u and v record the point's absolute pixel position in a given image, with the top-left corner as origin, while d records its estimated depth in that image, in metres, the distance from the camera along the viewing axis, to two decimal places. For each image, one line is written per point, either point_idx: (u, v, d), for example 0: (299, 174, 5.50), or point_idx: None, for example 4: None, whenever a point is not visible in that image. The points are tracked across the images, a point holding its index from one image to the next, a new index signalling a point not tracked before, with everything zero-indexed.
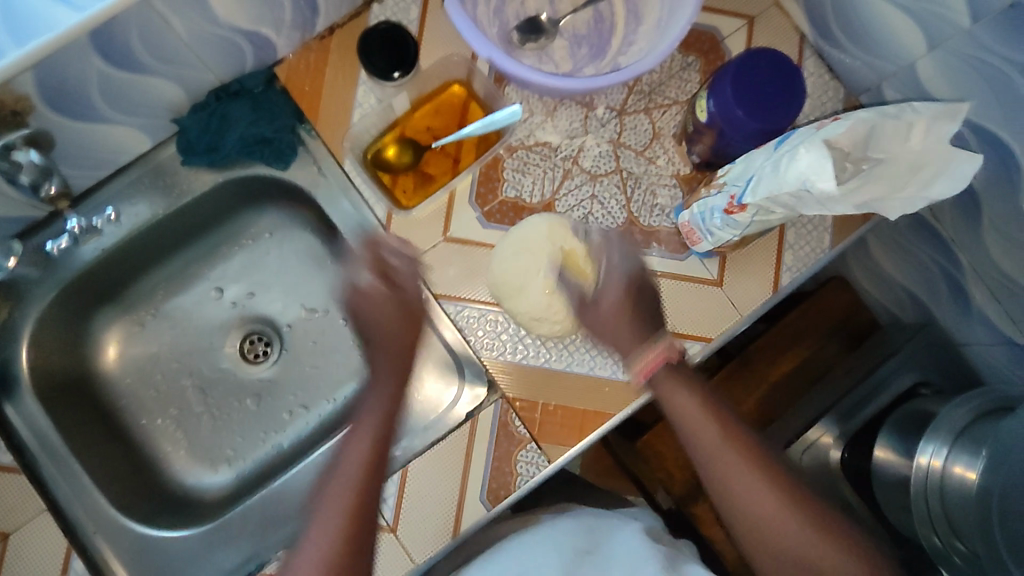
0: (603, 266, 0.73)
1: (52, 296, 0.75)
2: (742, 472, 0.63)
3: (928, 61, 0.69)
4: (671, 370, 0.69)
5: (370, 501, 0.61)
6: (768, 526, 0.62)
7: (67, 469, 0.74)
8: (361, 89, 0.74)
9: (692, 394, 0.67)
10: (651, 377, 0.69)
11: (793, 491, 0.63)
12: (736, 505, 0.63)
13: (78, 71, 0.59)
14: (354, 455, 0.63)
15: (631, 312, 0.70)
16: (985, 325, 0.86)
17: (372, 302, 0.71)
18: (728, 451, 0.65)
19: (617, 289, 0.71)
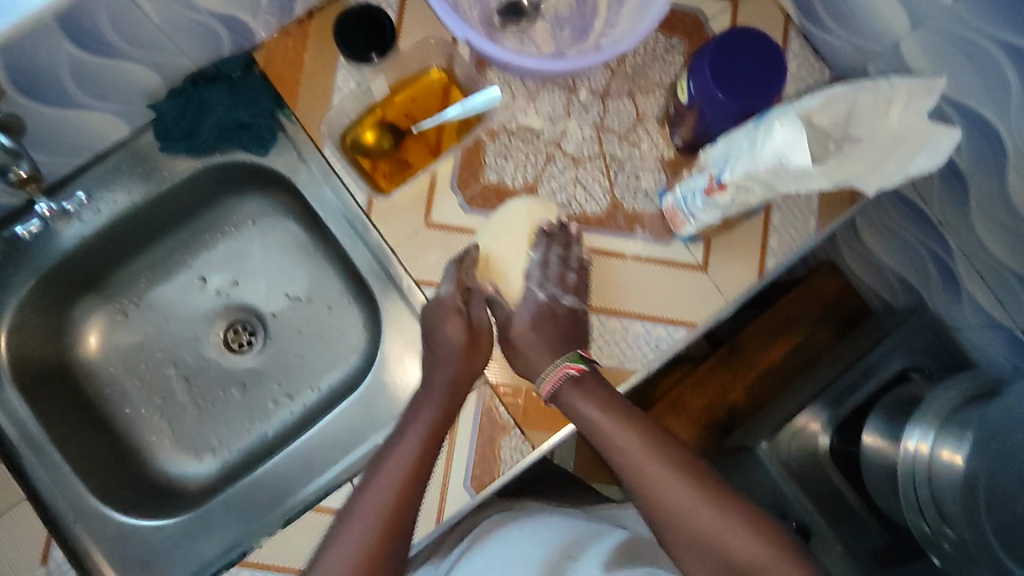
0: (527, 287, 0.72)
1: (30, 284, 0.75)
2: (664, 476, 0.61)
3: (912, 39, 0.68)
4: (580, 382, 0.67)
5: (405, 515, 0.60)
6: (696, 532, 0.59)
7: (47, 458, 0.73)
8: (341, 72, 0.73)
9: (601, 405, 0.66)
10: (559, 393, 0.68)
11: (716, 487, 0.61)
12: (660, 514, 0.61)
13: (46, 54, 0.58)
14: (399, 464, 0.63)
15: (550, 330, 0.69)
16: (975, 309, 0.85)
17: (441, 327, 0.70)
18: (631, 443, 0.64)
19: (531, 311, 0.71)
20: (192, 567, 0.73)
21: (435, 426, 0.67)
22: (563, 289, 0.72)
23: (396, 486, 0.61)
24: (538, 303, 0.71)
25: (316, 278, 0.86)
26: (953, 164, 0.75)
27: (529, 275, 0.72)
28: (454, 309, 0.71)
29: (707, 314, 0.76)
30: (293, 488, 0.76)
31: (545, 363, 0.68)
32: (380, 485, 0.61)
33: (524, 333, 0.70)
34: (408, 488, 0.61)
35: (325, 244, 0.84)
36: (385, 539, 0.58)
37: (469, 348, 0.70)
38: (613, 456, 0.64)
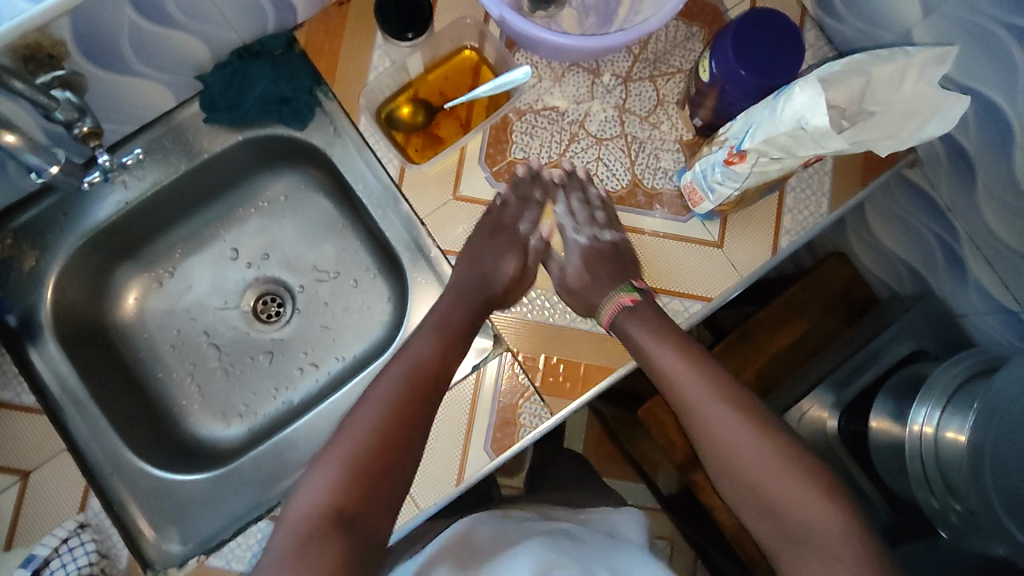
0: (569, 236, 0.80)
1: (75, 247, 0.78)
2: (712, 408, 0.68)
3: (924, 27, 0.71)
4: (636, 313, 0.74)
5: (416, 404, 0.67)
6: (742, 466, 0.66)
7: (85, 413, 0.76)
8: (377, 52, 0.78)
9: (658, 335, 0.72)
10: (616, 322, 0.75)
11: (769, 431, 0.67)
12: (706, 437, 0.68)
13: (110, 20, 0.62)
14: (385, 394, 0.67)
15: (600, 271, 0.77)
16: (981, 294, 0.88)
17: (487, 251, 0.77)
18: (691, 378, 0.70)
19: (580, 257, 0.79)
20: (222, 521, 0.76)
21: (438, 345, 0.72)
22: (600, 227, 0.78)
23: (388, 404, 0.66)
24: (582, 248, 0.79)
25: (344, 252, 0.89)
26: (957, 147, 0.78)
27: (567, 226, 0.80)
28: (518, 243, 0.80)
29: (722, 290, 0.79)
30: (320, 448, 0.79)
31: (603, 294, 0.75)
32: (396, 378, 0.68)
33: (576, 280, 0.77)
34: (396, 416, 0.65)
35: (353, 218, 0.88)
36: (399, 421, 0.65)
37: (512, 286, 0.77)
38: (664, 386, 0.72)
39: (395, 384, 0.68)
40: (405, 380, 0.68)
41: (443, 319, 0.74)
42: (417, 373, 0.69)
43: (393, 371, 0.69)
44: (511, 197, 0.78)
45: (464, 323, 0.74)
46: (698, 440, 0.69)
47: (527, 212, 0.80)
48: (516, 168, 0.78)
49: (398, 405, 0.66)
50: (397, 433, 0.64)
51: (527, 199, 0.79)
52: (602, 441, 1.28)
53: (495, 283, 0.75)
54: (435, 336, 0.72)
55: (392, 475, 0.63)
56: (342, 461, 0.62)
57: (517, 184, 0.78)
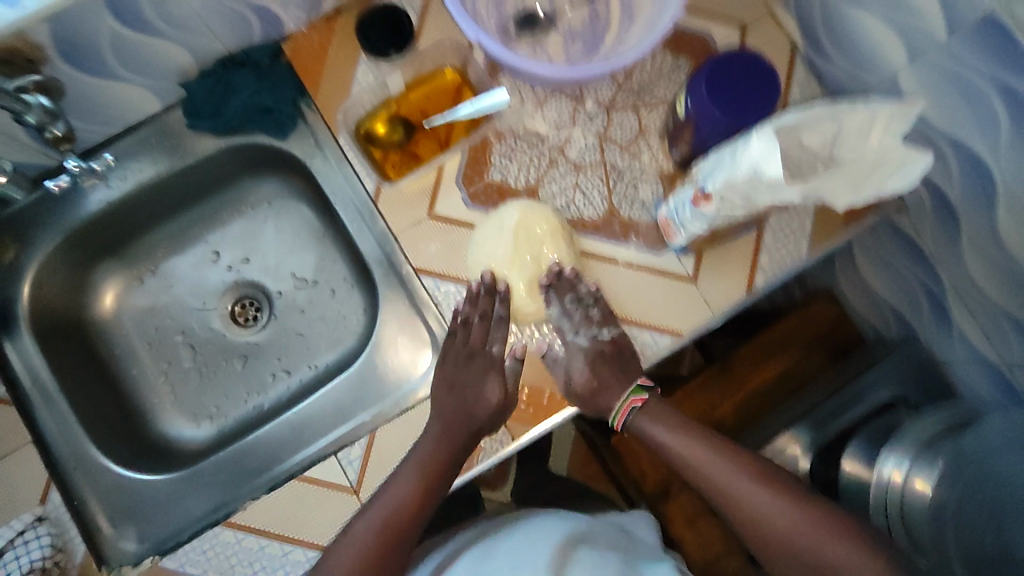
0: (567, 340, 0.75)
1: (54, 243, 0.80)
2: (745, 487, 0.64)
3: (909, 74, 0.70)
4: (648, 411, 0.72)
5: (395, 545, 0.66)
6: (800, 550, 0.61)
7: (54, 406, 0.78)
8: (361, 68, 0.78)
9: (669, 428, 0.70)
10: (630, 423, 0.73)
11: (812, 505, 0.62)
12: (750, 527, 0.63)
13: (91, 28, 0.63)
14: (377, 513, 0.67)
15: (606, 371, 0.73)
16: (965, 344, 0.84)
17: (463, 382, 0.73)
18: (712, 457, 0.67)
19: (583, 360, 0.73)
20: (178, 523, 0.76)
21: (432, 466, 0.69)
22: (597, 326, 0.74)
23: (379, 525, 0.66)
24: (583, 350, 0.73)
25: (323, 261, 0.90)
26: (942, 195, 0.76)
27: (564, 327, 0.75)
28: (498, 369, 0.74)
29: (693, 325, 0.78)
30: (281, 456, 0.79)
31: (614, 398, 0.72)
32: (376, 517, 0.67)
33: (583, 382, 0.73)
34: (387, 539, 0.66)
35: (333, 229, 0.88)
36: (378, 563, 0.65)
37: (497, 414, 0.72)
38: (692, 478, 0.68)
39: (373, 522, 0.66)
40: (384, 519, 0.67)
41: (427, 452, 0.70)
42: (393, 515, 0.67)
43: (378, 502, 0.68)
44: (471, 314, 0.74)
45: (438, 461, 0.70)
46: (745, 532, 0.64)
47: (495, 330, 0.75)
48: (472, 288, 0.74)
49: (373, 543, 0.65)
50: (373, 574, 0.64)
51: (488, 315, 0.75)
52: (588, 459, 1.13)
53: (479, 407, 0.72)
54: (416, 467, 0.69)
55: None
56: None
57: (473, 302, 0.74)
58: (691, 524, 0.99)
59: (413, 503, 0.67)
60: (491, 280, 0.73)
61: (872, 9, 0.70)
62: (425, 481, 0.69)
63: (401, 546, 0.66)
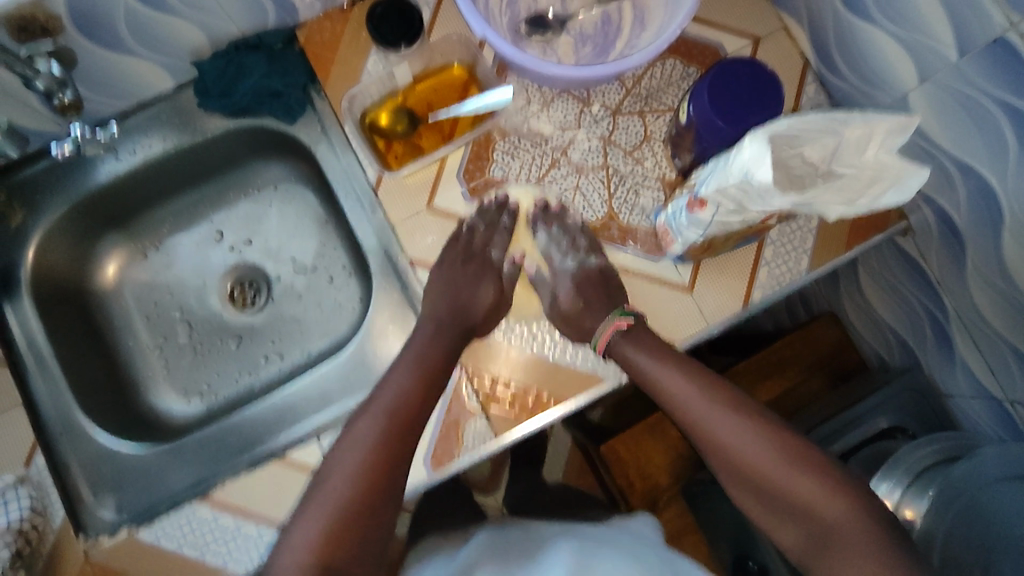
0: (555, 265, 0.77)
1: (62, 211, 0.81)
2: (728, 421, 0.64)
3: (919, 93, 0.69)
4: (631, 335, 0.71)
5: (402, 446, 0.64)
6: (771, 486, 0.61)
7: (47, 372, 0.79)
8: (371, 58, 0.79)
9: (658, 358, 0.69)
10: (613, 347, 0.72)
11: (798, 447, 0.62)
12: (728, 458, 0.64)
13: (106, 1, 0.65)
14: (373, 424, 0.65)
15: (593, 296, 0.75)
16: (968, 375, 0.81)
17: (458, 276, 0.76)
18: (702, 397, 0.66)
19: (570, 282, 0.76)
20: (159, 497, 0.77)
21: (435, 367, 0.70)
22: (585, 252, 0.76)
23: (377, 437, 0.64)
24: (573, 273, 0.76)
25: (324, 248, 0.90)
26: (949, 221, 0.74)
27: (552, 254, 0.78)
28: (494, 273, 0.78)
29: (686, 335, 0.77)
30: (265, 437, 0.79)
31: (597, 320, 0.73)
32: (375, 422, 0.65)
33: (570, 304, 0.75)
34: (395, 446, 0.64)
35: (335, 216, 0.89)
36: (375, 483, 0.61)
37: (491, 314, 0.75)
38: (674, 406, 0.68)
39: (379, 420, 0.65)
40: (392, 413, 0.66)
41: (422, 356, 0.71)
42: (396, 415, 0.66)
43: (374, 407, 0.67)
44: (479, 223, 0.78)
45: (433, 364, 0.70)
46: (720, 461, 0.64)
47: (497, 239, 0.79)
48: (484, 201, 0.78)
49: (382, 440, 0.63)
50: (385, 473, 0.62)
51: (494, 224, 0.78)
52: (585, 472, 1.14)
53: (474, 305, 0.74)
54: (411, 369, 0.70)
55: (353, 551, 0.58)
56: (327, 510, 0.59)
57: (482, 210, 0.78)
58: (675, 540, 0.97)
59: (419, 405, 0.67)
60: (505, 196, 0.78)
61: (883, 26, 0.69)
62: (424, 376, 0.69)
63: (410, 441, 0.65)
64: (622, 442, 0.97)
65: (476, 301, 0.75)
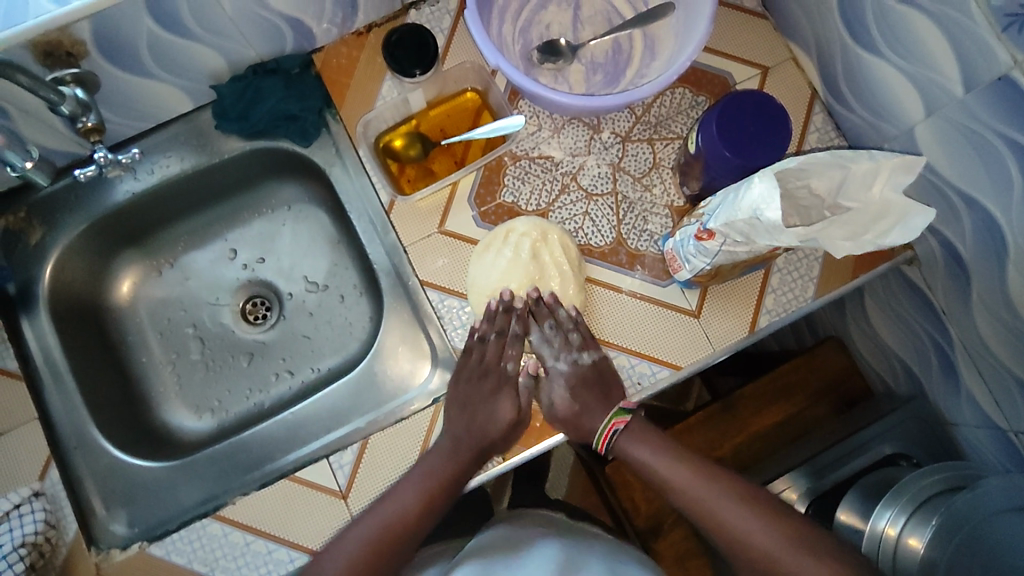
0: (549, 365, 0.76)
1: (80, 228, 0.83)
2: (730, 509, 0.66)
3: (925, 126, 0.70)
4: (631, 430, 0.74)
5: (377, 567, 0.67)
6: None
7: (62, 385, 0.80)
8: (386, 83, 0.81)
9: (657, 450, 0.72)
10: (614, 444, 0.74)
11: (808, 536, 0.63)
12: (732, 544, 0.66)
13: (131, 28, 0.66)
14: (364, 528, 0.68)
15: (587, 396, 0.74)
16: (974, 407, 0.81)
17: (466, 390, 0.75)
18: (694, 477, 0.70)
19: (564, 384, 0.74)
20: (170, 512, 0.78)
21: (446, 483, 0.71)
22: (578, 350, 0.75)
23: (366, 545, 0.67)
24: (566, 375, 0.75)
25: (335, 267, 0.92)
26: (956, 253, 0.75)
27: (546, 353, 0.77)
28: (511, 386, 0.75)
29: (692, 361, 0.78)
30: (275, 455, 0.80)
31: (596, 421, 0.73)
32: (365, 528, 0.68)
33: (565, 410, 0.73)
34: (376, 552, 0.67)
35: (347, 237, 0.90)
36: None
37: (512, 430, 0.74)
38: (678, 497, 0.70)
39: (367, 535, 0.68)
40: (380, 524, 0.68)
41: (427, 476, 0.71)
42: (385, 531, 0.68)
43: (366, 517, 0.69)
44: (487, 332, 0.76)
45: (438, 488, 0.70)
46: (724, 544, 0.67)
47: (510, 349, 0.77)
48: (490, 305, 0.75)
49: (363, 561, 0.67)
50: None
51: (505, 333, 0.76)
52: (587, 490, 1.15)
53: (487, 428, 0.72)
54: (417, 488, 0.70)
55: None
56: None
57: (492, 320, 0.75)
58: (680, 563, 0.97)
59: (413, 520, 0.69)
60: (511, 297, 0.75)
61: (890, 60, 0.70)
62: (427, 498, 0.70)
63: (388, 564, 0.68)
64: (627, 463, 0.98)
65: (496, 423, 0.73)
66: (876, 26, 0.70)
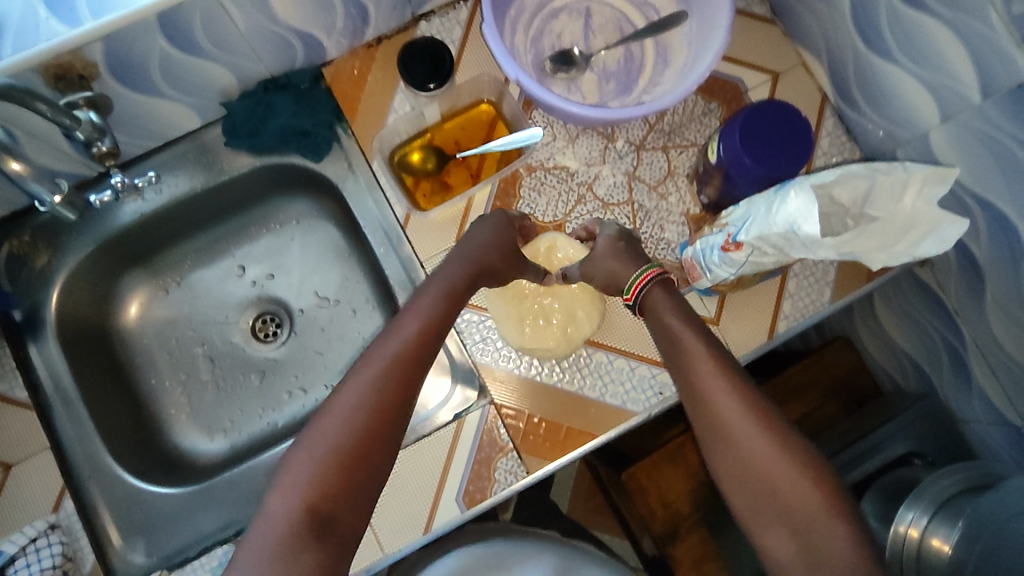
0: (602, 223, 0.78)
1: (88, 250, 0.81)
2: (720, 389, 0.63)
3: (940, 131, 0.71)
4: (666, 289, 0.72)
5: (399, 398, 0.62)
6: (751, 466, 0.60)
7: (74, 413, 0.78)
8: (398, 96, 0.80)
9: (680, 317, 0.69)
10: (642, 295, 0.72)
11: (797, 452, 0.60)
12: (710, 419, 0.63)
13: (143, 48, 0.65)
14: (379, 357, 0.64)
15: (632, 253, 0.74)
16: (984, 402, 0.81)
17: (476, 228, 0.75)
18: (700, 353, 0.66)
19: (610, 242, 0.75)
20: (189, 539, 0.76)
21: (448, 304, 0.69)
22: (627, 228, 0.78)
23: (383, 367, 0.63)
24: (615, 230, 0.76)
25: (347, 282, 0.90)
26: (970, 256, 0.74)
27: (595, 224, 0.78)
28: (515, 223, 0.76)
29: None
30: None
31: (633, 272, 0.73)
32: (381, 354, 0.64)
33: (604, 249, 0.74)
34: (396, 373, 0.63)
35: (358, 251, 0.89)
36: (379, 419, 0.61)
37: (508, 258, 0.73)
38: (681, 373, 0.67)
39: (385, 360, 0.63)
40: (395, 351, 0.64)
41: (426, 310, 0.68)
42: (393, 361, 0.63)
43: (372, 354, 0.64)
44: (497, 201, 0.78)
45: (436, 319, 0.67)
46: (699, 417, 0.65)
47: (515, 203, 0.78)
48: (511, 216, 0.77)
49: (387, 382, 0.62)
50: (388, 404, 0.61)
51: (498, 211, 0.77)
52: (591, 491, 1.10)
53: (492, 256, 0.72)
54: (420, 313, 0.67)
55: (377, 454, 0.60)
56: (319, 456, 0.58)
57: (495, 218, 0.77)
58: (698, 567, 0.96)
59: (424, 341, 0.66)
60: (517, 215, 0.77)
61: (904, 66, 0.70)
62: (429, 329, 0.66)
63: (407, 403, 0.63)
64: (642, 470, 0.97)
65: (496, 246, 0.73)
66: (890, 33, 0.70)
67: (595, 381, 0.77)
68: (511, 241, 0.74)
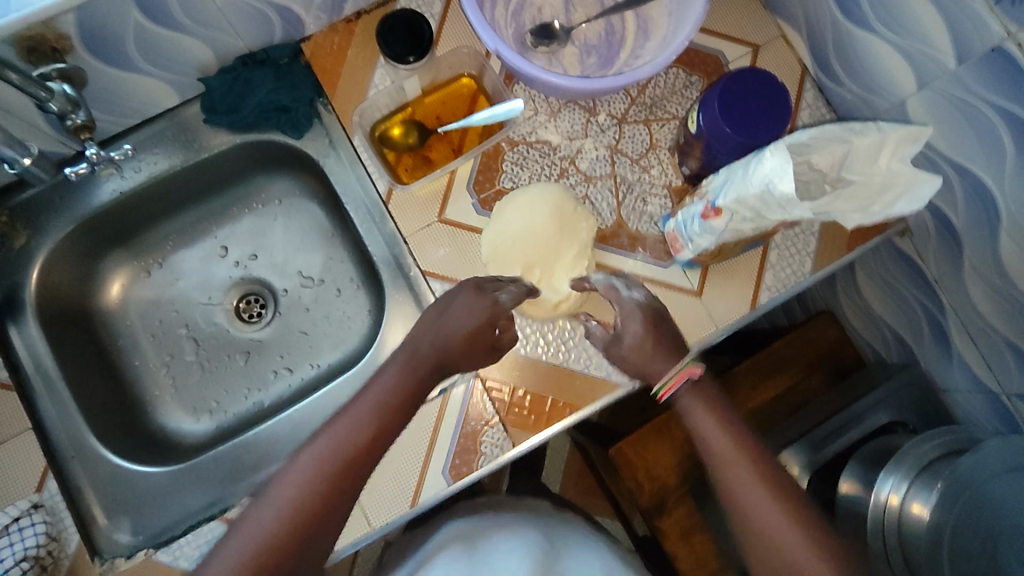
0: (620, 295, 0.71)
1: (67, 231, 0.80)
2: (765, 505, 0.59)
3: (917, 99, 0.71)
4: (698, 387, 0.67)
5: (339, 501, 0.56)
6: None
7: (56, 393, 0.77)
8: (379, 71, 0.80)
9: (716, 419, 0.64)
10: (676, 399, 0.67)
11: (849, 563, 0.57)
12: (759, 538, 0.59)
13: (117, 20, 0.64)
14: (322, 454, 0.57)
15: (661, 343, 0.68)
16: (965, 370, 0.82)
17: (457, 304, 0.66)
18: (742, 466, 0.61)
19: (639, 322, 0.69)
20: (175, 517, 0.76)
21: (407, 397, 0.63)
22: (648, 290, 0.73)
23: (329, 472, 0.56)
24: (638, 305, 0.70)
25: (331, 261, 0.90)
26: (949, 223, 0.75)
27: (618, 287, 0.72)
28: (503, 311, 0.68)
29: (699, 339, 0.78)
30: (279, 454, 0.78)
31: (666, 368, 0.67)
32: (319, 454, 0.57)
33: (632, 344, 0.68)
34: (337, 476, 0.56)
35: (342, 228, 0.89)
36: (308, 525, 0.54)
37: (471, 343, 0.66)
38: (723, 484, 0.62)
39: (328, 456, 0.57)
40: (339, 450, 0.57)
41: (394, 382, 0.63)
42: (359, 439, 0.59)
43: (336, 425, 0.59)
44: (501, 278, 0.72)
45: (404, 391, 0.63)
46: (744, 534, 0.60)
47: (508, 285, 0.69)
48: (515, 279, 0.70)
49: (326, 480, 0.56)
50: (322, 508, 0.55)
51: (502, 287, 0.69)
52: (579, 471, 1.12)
53: (453, 337, 0.65)
54: (374, 405, 0.61)
55: (304, 563, 0.54)
56: (239, 563, 0.52)
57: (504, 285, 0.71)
58: (685, 539, 0.96)
59: (374, 435, 0.59)
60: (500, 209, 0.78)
61: (882, 35, 0.71)
62: (395, 399, 0.62)
63: (353, 491, 0.58)
64: (629, 445, 0.96)
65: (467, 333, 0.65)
66: (868, 1, 0.70)
67: (578, 353, 0.77)
68: (484, 326, 0.66)
